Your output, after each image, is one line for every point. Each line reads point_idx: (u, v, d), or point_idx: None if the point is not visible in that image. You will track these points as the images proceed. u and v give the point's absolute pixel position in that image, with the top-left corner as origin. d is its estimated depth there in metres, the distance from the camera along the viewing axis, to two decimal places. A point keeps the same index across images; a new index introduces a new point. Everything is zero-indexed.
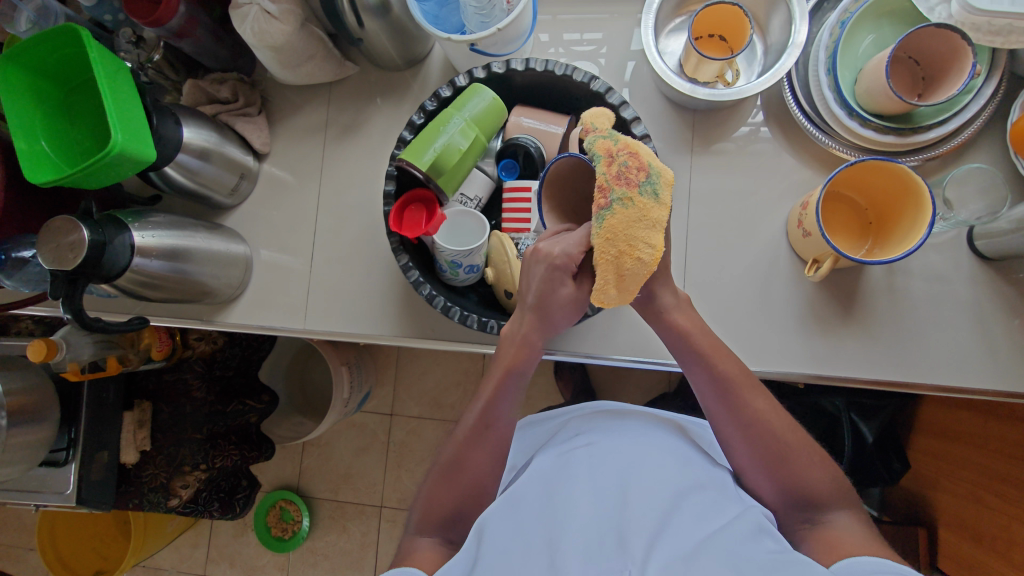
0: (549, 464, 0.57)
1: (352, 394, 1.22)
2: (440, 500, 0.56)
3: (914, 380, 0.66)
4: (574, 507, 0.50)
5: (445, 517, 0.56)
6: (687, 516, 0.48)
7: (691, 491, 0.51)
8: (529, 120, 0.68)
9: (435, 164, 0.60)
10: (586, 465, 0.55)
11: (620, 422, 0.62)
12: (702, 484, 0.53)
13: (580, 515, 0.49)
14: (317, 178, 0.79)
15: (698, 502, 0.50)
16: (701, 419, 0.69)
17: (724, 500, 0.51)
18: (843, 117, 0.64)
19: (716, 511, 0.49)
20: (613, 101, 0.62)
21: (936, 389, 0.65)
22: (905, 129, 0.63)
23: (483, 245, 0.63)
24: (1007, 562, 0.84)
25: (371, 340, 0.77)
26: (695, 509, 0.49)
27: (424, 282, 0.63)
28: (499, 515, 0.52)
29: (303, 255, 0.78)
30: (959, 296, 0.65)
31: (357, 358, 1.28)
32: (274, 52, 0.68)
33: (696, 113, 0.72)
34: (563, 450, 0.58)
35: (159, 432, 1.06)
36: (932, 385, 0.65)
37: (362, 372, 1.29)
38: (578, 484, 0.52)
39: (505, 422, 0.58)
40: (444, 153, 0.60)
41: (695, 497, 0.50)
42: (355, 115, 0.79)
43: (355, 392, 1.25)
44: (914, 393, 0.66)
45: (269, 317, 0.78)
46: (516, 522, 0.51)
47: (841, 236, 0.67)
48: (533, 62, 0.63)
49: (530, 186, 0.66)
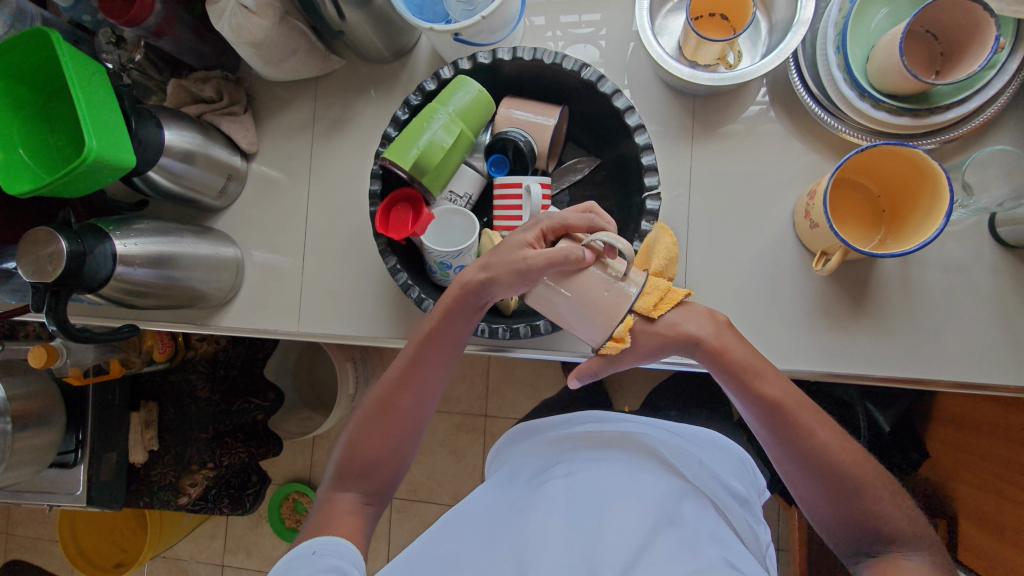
0: (530, 492, 0.55)
1: (358, 389, 1.23)
2: (375, 484, 0.57)
3: (929, 376, 0.62)
4: (546, 533, 0.48)
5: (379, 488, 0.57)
6: (658, 548, 0.46)
7: (671, 522, 0.49)
8: (519, 112, 0.63)
9: (418, 162, 0.56)
10: (565, 491, 0.53)
11: (603, 453, 0.59)
12: (682, 516, 0.50)
13: (552, 538, 0.48)
14: (307, 176, 0.77)
15: (674, 535, 0.48)
16: (688, 446, 0.68)
17: (702, 534, 0.49)
18: (854, 99, 0.60)
19: (690, 547, 0.47)
20: (605, 91, 0.58)
21: (952, 385, 0.62)
22: (921, 111, 0.58)
23: (474, 243, 0.61)
24: None
25: (365, 342, 0.75)
26: (671, 542, 0.47)
27: (413, 285, 0.61)
28: (468, 543, 0.51)
29: (295, 254, 0.77)
30: (980, 286, 0.61)
31: (364, 353, 1.29)
32: (254, 48, 0.66)
33: (697, 99, 0.68)
34: (543, 477, 0.57)
35: (166, 432, 1.07)
36: (946, 381, 0.62)
37: (368, 366, 1.29)
38: (553, 513, 0.51)
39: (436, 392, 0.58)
40: (428, 150, 0.56)
41: (671, 530, 0.48)
42: (343, 110, 0.77)
43: (362, 387, 1.25)
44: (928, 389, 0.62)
45: (263, 320, 0.77)
46: (486, 549, 0.49)
47: (850, 225, 0.64)
48: (521, 51, 0.60)
49: (520, 181, 0.61)
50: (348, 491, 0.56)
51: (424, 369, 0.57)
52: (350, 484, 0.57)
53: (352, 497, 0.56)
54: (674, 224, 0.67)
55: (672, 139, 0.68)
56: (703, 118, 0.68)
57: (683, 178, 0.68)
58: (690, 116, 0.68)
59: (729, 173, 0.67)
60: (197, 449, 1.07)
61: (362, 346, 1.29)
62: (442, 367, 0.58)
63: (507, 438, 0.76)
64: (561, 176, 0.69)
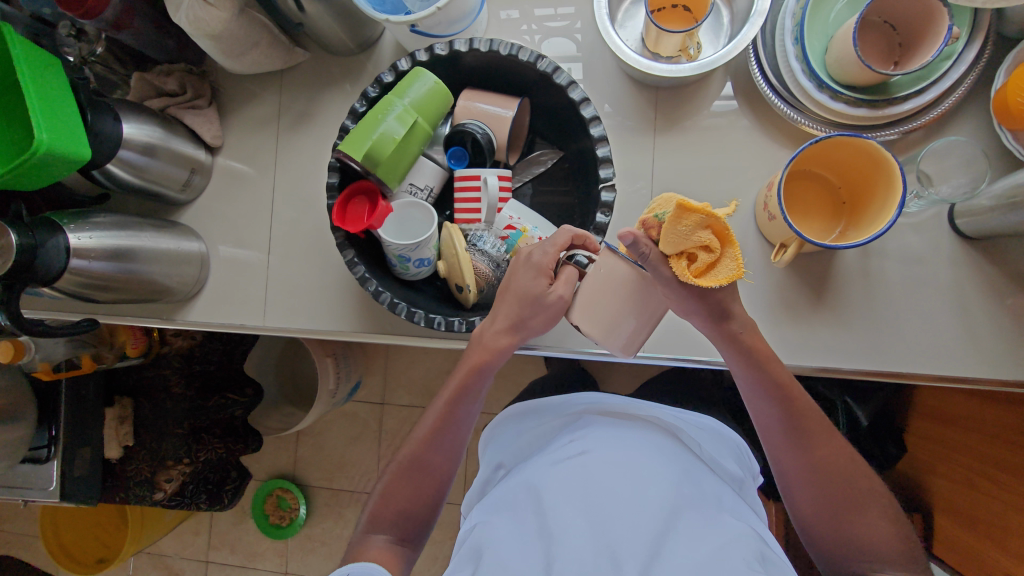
0: (535, 470, 0.53)
1: (339, 385, 1.23)
2: (388, 519, 0.56)
3: (916, 371, 0.62)
4: (563, 519, 0.46)
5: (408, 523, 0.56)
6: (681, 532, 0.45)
7: (691, 501, 0.48)
8: (478, 104, 0.63)
9: (369, 153, 0.55)
10: (573, 468, 0.50)
11: (612, 424, 0.57)
12: (703, 493, 0.49)
13: (570, 525, 0.45)
14: (272, 170, 0.77)
15: (697, 515, 0.47)
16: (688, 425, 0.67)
17: (720, 511, 0.48)
18: (812, 90, 0.59)
19: (712, 526, 0.46)
20: (561, 82, 0.58)
21: (938, 379, 0.61)
22: (878, 101, 0.58)
23: (432, 236, 0.61)
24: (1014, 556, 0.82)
25: (330, 336, 0.75)
26: (691, 523, 0.46)
27: (371, 277, 0.61)
28: (482, 534, 0.48)
29: (261, 248, 0.76)
30: (940, 278, 0.61)
31: (344, 349, 1.29)
32: (213, 41, 0.65)
33: (659, 91, 0.68)
34: (553, 454, 0.54)
35: (142, 427, 1.07)
36: (928, 375, 0.61)
37: (349, 362, 1.29)
38: (568, 494, 0.48)
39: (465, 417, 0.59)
40: (380, 141, 0.55)
41: (694, 510, 0.47)
42: (308, 103, 0.76)
43: (343, 382, 1.25)
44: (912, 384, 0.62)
45: (229, 314, 0.77)
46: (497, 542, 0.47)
47: (811, 217, 0.63)
48: (477, 42, 0.60)
49: (479, 174, 0.61)
50: (382, 531, 0.55)
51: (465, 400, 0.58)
52: (379, 523, 0.55)
53: (384, 537, 0.55)
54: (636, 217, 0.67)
55: (634, 131, 0.68)
56: (665, 111, 0.68)
57: (645, 170, 0.67)
58: (653, 109, 0.68)
59: (691, 165, 0.67)
60: (173, 445, 1.07)
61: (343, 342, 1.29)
62: (477, 396, 0.59)
63: (501, 417, 0.74)
64: (524, 169, 0.69)
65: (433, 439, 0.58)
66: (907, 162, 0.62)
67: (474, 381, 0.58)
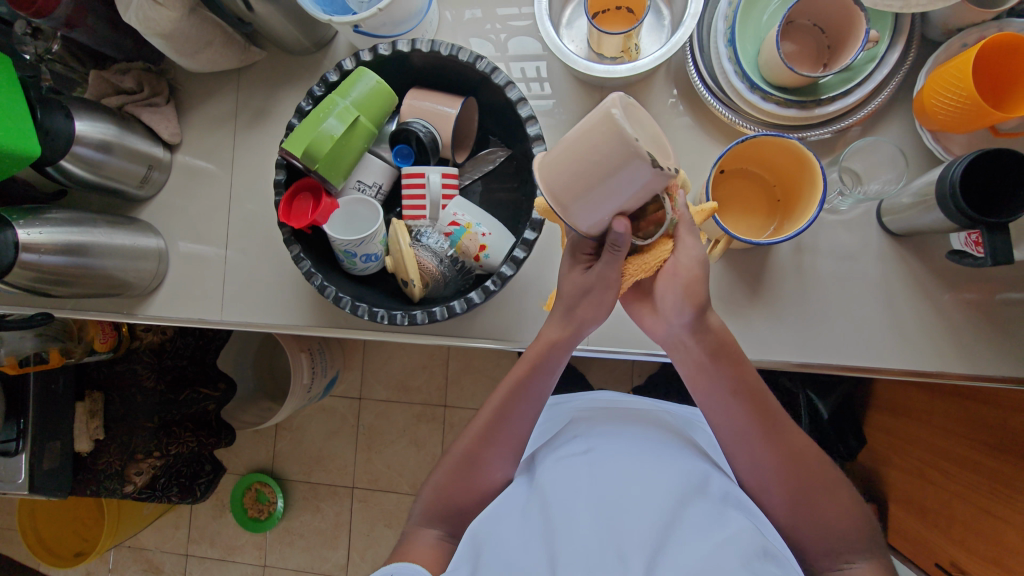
0: (548, 470, 0.57)
1: (314, 379, 1.24)
2: (434, 516, 0.59)
3: (876, 366, 0.63)
4: (575, 510, 0.51)
5: (445, 513, 0.59)
6: (688, 526, 0.49)
7: (693, 493, 0.53)
8: (422, 103, 0.64)
9: (308, 151, 0.57)
10: (585, 468, 0.55)
11: (620, 430, 0.62)
12: (706, 487, 0.54)
13: (580, 515, 0.51)
14: (230, 167, 0.78)
15: (697, 505, 0.52)
16: (689, 421, 0.72)
17: (727, 506, 0.53)
18: (744, 91, 0.61)
19: (711, 517, 0.51)
20: (499, 82, 0.60)
21: (904, 373, 0.63)
22: (807, 102, 0.60)
23: (378, 231, 0.62)
24: (962, 544, 0.84)
25: (286, 331, 0.76)
26: (697, 517, 0.50)
27: (317, 272, 0.62)
28: (495, 523, 0.53)
29: (219, 244, 0.78)
30: (870, 274, 0.63)
31: (320, 344, 1.30)
32: (166, 40, 0.66)
33: (604, 91, 0.69)
34: (563, 452, 0.60)
35: (112, 421, 1.09)
36: (893, 370, 0.63)
37: (325, 357, 1.30)
38: (578, 488, 0.53)
39: (508, 427, 0.60)
40: (318, 138, 0.57)
41: (695, 500, 0.52)
42: (265, 101, 0.78)
43: (318, 377, 1.27)
44: (878, 378, 0.64)
45: (187, 309, 0.78)
46: (517, 539, 0.51)
47: (748, 215, 0.65)
48: (420, 43, 0.61)
49: (423, 172, 0.63)
50: (429, 530, 0.59)
51: (506, 410, 0.60)
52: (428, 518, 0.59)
53: (436, 534, 0.59)
54: None
55: None
56: None
57: None
58: (598, 108, 0.69)
59: None
60: (144, 439, 1.08)
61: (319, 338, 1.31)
62: (519, 400, 0.60)
63: None
64: (473, 167, 0.70)
65: (477, 442, 0.60)
66: (829, 164, 0.63)
67: (517, 386, 0.60)
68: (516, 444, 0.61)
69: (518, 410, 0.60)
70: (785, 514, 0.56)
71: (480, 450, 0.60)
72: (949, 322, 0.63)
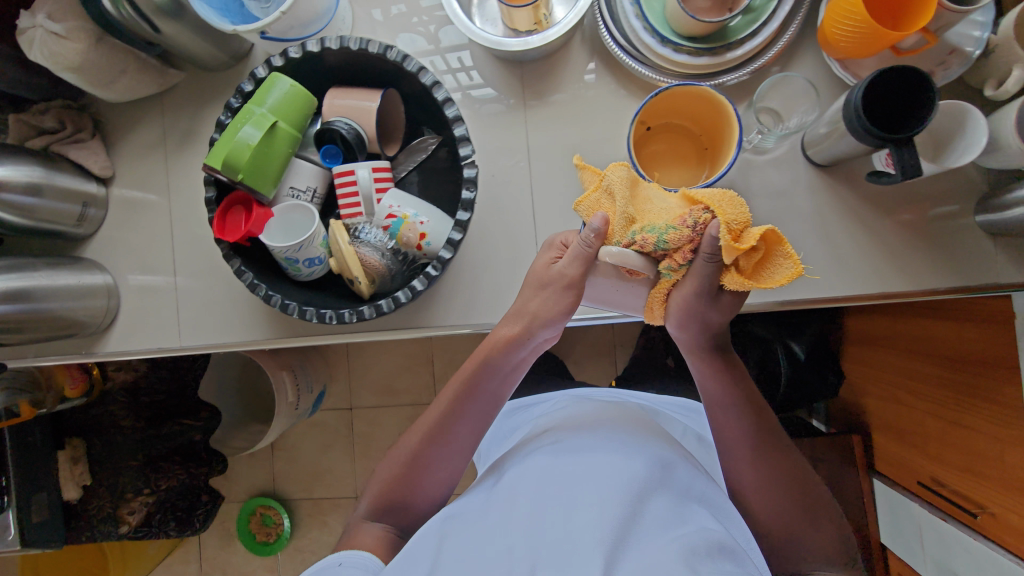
0: (523, 470, 0.58)
1: (300, 396, 1.24)
2: (379, 508, 0.61)
3: (821, 296, 0.65)
4: (547, 508, 0.52)
5: (391, 503, 0.61)
6: (650, 517, 0.51)
7: (657, 488, 0.53)
8: (342, 100, 0.64)
9: (226, 163, 0.56)
10: (556, 464, 0.56)
11: (592, 424, 0.63)
12: (671, 484, 0.55)
13: (552, 513, 0.51)
14: (167, 193, 0.78)
15: (662, 500, 0.52)
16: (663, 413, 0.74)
17: (688, 502, 0.54)
18: (655, 45, 0.62)
19: (676, 515, 0.51)
20: (412, 69, 0.60)
21: (850, 299, 0.65)
22: (717, 48, 0.61)
23: (316, 233, 0.62)
24: (940, 461, 0.87)
25: (248, 347, 0.76)
26: (659, 510, 0.51)
27: (261, 283, 0.62)
28: (467, 525, 0.54)
29: (167, 272, 0.77)
30: (803, 208, 0.64)
31: (301, 360, 1.30)
32: (77, 73, 0.65)
33: (524, 65, 0.70)
34: (535, 451, 0.60)
35: (97, 465, 1.10)
36: (838, 298, 0.65)
37: (308, 373, 1.30)
38: (550, 486, 0.54)
39: (465, 422, 0.61)
40: (234, 149, 0.56)
41: (661, 496, 0.53)
42: (192, 122, 0.77)
43: (304, 393, 1.27)
44: (825, 307, 0.65)
45: (146, 341, 0.78)
46: (494, 532, 0.51)
47: (678, 166, 0.66)
48: (328, 40, 0.61)
49: (354, 169, 0.63)
50: (377, 519, 0.61)
51: (471, 404, 0.61)
52: (375, 511, 0.61)
53: (381, 525, 0.60)
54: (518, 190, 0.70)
55: (506, 108, 0.70)
56: (531, 84, 0.70)
57: (521, 145, 0.70)
58: (520, 83, 0.70)
59: (563, 134, 0.69)
60: (130, 478, 1.11)
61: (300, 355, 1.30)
62: (489, 384, 0.61)
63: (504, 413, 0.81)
64: (408, 157, 0.71)
65: (437, 432, 0.61)
66: (746, 108, 0.64)
67: (478, 377, 0.60)
68: (472, 434, 0.62)
69: (486, 396, 0.61)
70: (759, 499, 0.58)
71: (438, 446, 0.60)
72: (886, 245, 0.64)
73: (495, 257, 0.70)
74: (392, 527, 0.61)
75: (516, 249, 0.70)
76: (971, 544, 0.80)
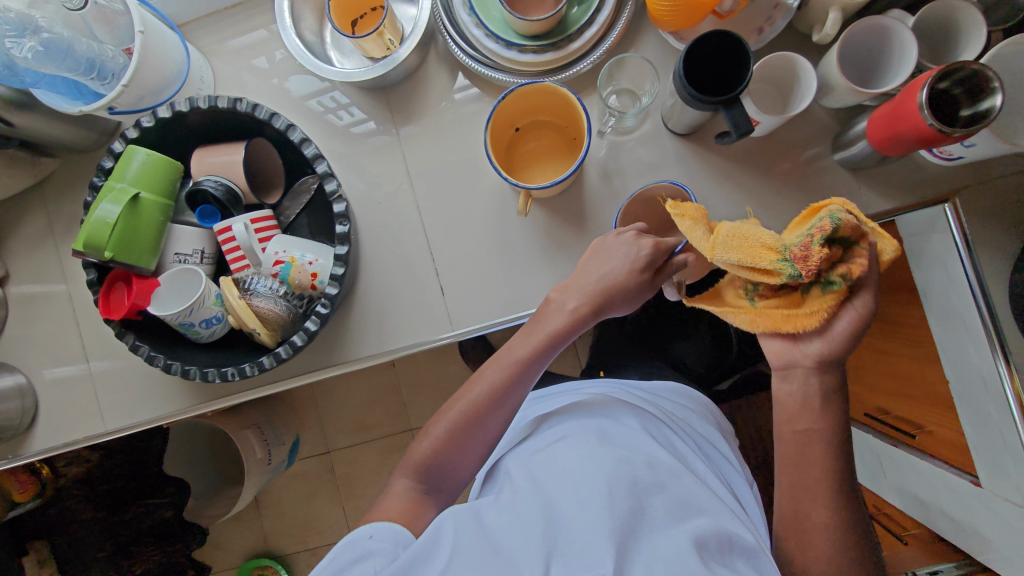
0: (541, 459, 0.55)
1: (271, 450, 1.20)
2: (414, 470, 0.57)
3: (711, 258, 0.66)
4: (565, 496, 0.49)
5: (423, 468, 0.57)
6: (658, 511, 0.48)
7: (668, 480, 0.51)
8: (209, 159, 0.65)
9: (88, 243, 0.56)
10: (575, 453, 0.53)
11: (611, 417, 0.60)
12: (682, 476, 0.53)
13: (572, 500, 0.48)
14: (65, 280, 0.77)
15: (672, 493, 0.50)
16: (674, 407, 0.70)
17: (699, 494, 0.51)
18: (500, 50, 0.63)
19: (685, 509, 0.49)
20: (263, 117, 0.61)
21: None
22: (559, 42, 0.62)
23: (205, 293, 0.62)
24: (880, 389, 0.89)
25: (175, 418, 0.76)
26: (668, 504, 0.49)
27: (158, 354, 0.62)
28: (487, 508, 0.51)
29: (80, 359, 0.77)
30: (676, 177, 0.66)
31: (267, 415, 1.27)
32: None
33: (387, 91, 0.71)
34: (554, 440, 0.57)
35: (66, 562, 1.09)
36: None
37: (276, 428, 1.27)
38: (569, 472, 0.51)
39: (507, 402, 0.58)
40: (92, 227, 0.56)
41: (672, 487, 0.50)
42: (78, 206, 0.77)
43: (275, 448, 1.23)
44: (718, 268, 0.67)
45: (70, 432, 0.76)
46: (511, 518, 0.48)
47: (553, 160, 0.68)
48: (178, 103, 0.61)
49: (230, 224, 0.63)
50: (406, 483, 0.57)
51: (523, 379, 0.58)
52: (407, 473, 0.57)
53: (408, 487, 0.56)
54: (406, 212, 0.71)
55: (379, 135, 0.71)
56: (398, 106, 0.71)
57: (400, 167, 0.71)
58: (387, 108, 0.71)
59: (438, 149, 0.70)
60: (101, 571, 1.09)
61: (265, 412, 1.27)
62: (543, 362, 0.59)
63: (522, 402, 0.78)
64: (294, 200, 0.71)
65: (479, 406, 0.57)
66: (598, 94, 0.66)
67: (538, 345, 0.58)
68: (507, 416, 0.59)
69: (537, 370, 0.59)
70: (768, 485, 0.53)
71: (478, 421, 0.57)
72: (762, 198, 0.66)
73: (397, 281, 0.71)
74: (425, 490, 0.56)
75: (416, 270, 0.70)
76: (920, 464, 0.81)
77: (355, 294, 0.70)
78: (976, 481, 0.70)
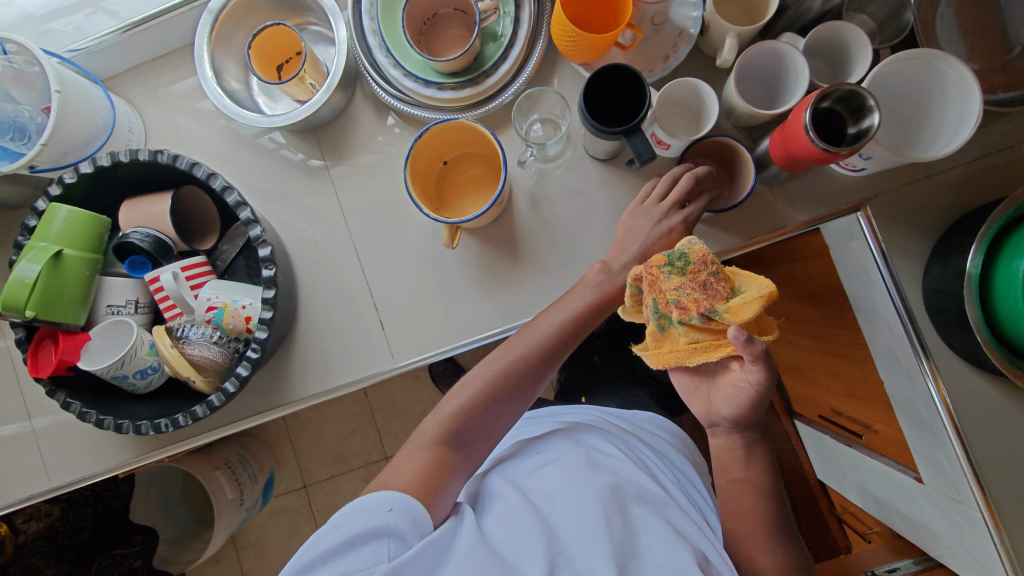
0: (531, 481, 0.58)
1: (244, 490, 1.18)
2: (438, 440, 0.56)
3: None
4: (559, 513, 0.52)
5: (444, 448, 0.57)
6: (644, 533, 0.51)
7: (650, 507, 0.54)
8: (137, 211, 0.65)
9: (6, 303, 0.56)
10: (565, 476, 0.57)
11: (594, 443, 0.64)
12: (663, 504, 0.56)
13: (567, 519, 0.51)
14: (4, 336, 0.76)
15: (654, 518, 0.53)
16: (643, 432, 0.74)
17: (678, 521, 0.55)
18: (420, 89, 0.65)
19: (668, 533, 0.52)
20: (184, 167, 0.62)
21: None
22: (475, 78, 0.64)
23: (136, 345, 0.62)
24: (833, 391, 0.90)
25: (122, 470, 0.74)
26: (653, 527, 0.52)
27: (91, 410, 0.62)
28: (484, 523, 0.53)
29: (22, 416, 0.76)
30: (601, 201, 0.68)
31: (241, 454, 1.24)
32: None
33: (315, 132, 0.72)
34: (544, 462, 0.61)
35: None
36: None
37: (250, 465, 1.25)
38: (562, 494, 0.54)
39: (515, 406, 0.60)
40: (10, 287, 0.56)
41: (655, 515, 0.54)
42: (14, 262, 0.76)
43: (249, 487, 1.20)
44: None
45: (14, 492, 0.75)
46: (508, 532, 0.50)
47: (482, 190, 0.69)
48: (99, 157, 0.62)
49: (158, 274, 0.64)
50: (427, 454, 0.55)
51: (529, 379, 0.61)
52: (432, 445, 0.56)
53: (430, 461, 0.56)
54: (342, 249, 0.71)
55: (310, 175, 0.72)
56: (328, 146, 0.72)
57: (334, 206, 0.71)
58: (317, 149, 0.72)
59: (369, 185, 0.71)
60: None
61: (238, 450, 1.25)
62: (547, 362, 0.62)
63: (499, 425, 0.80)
64: (232, 238, 0.70)
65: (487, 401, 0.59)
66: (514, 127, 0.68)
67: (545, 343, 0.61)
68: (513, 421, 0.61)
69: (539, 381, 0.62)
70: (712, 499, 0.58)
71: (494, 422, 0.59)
72: None
73: (338, 318, 0.71)
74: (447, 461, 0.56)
75: (354, 306, 0.71)
76: (872, 463, 0.82)
77: (292, 337, 0.71)
78: (918, 477, 0.71)
